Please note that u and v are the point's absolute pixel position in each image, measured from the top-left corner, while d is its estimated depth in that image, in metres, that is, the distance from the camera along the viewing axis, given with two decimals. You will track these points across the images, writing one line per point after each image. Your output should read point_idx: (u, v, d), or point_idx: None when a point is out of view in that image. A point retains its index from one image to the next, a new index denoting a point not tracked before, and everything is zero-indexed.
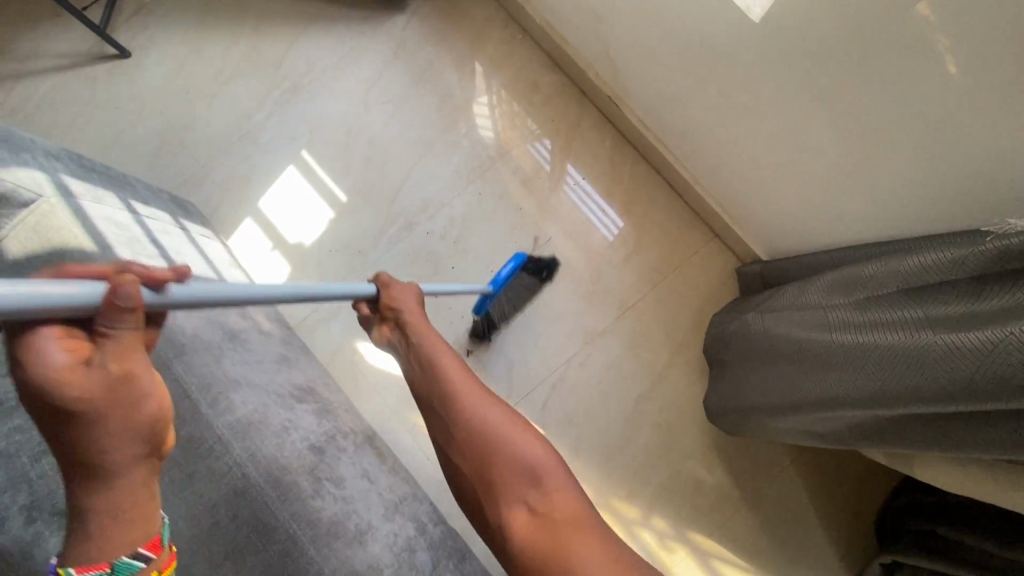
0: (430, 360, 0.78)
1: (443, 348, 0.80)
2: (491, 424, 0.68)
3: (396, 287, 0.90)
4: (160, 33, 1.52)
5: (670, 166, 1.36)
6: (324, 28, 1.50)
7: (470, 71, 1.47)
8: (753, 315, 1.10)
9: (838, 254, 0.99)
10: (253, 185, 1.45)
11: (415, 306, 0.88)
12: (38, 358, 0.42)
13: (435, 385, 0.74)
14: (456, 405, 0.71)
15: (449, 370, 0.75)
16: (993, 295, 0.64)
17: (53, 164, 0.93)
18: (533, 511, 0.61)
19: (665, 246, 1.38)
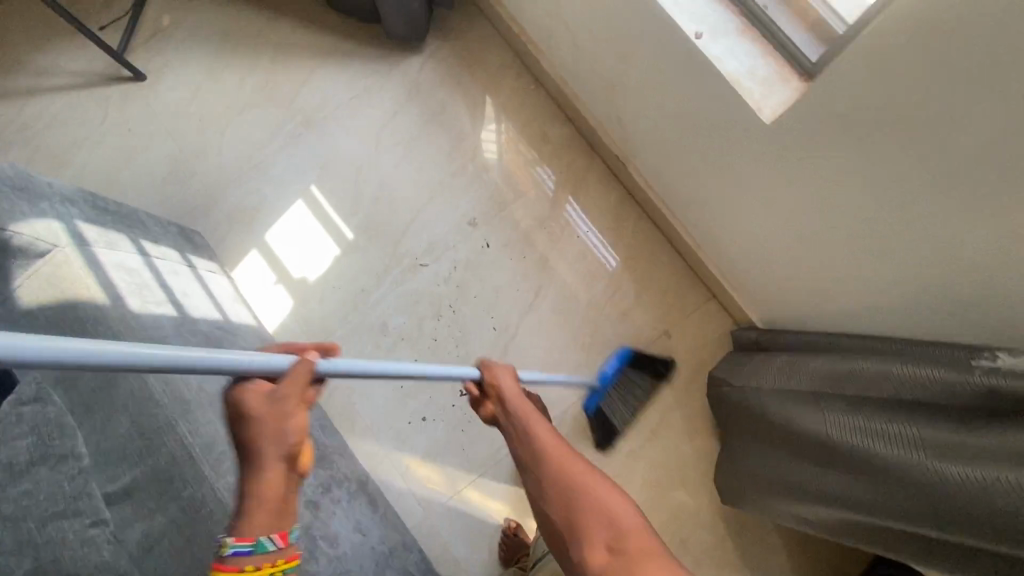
0: (528, 430, 0.82)
1: (592, 473, 0.75)
2: (587, 491, 0.72)
3: (495, 366, 0.91)
4: (177, 59, 1.53)
5: (672, 226, 1.38)
6: (340, 64, 1.51)
7: (481, 118, 1.49)
8: (736, 398, 1.14)
9: (815, 340, 1.05)
10: (261, 216, 1.45)
11: (513, 382, 0.89)
12: (239, 393, 0.59)
13: (533, 457, 0.79)
14: (556, 466, 0.76)
15: (550, 447, 0.79)
16: (977, 431, 0.72)
17: (68, 209, 0.94)
18: (619, 556, 0.63)
19: (665, 303, 1.40)
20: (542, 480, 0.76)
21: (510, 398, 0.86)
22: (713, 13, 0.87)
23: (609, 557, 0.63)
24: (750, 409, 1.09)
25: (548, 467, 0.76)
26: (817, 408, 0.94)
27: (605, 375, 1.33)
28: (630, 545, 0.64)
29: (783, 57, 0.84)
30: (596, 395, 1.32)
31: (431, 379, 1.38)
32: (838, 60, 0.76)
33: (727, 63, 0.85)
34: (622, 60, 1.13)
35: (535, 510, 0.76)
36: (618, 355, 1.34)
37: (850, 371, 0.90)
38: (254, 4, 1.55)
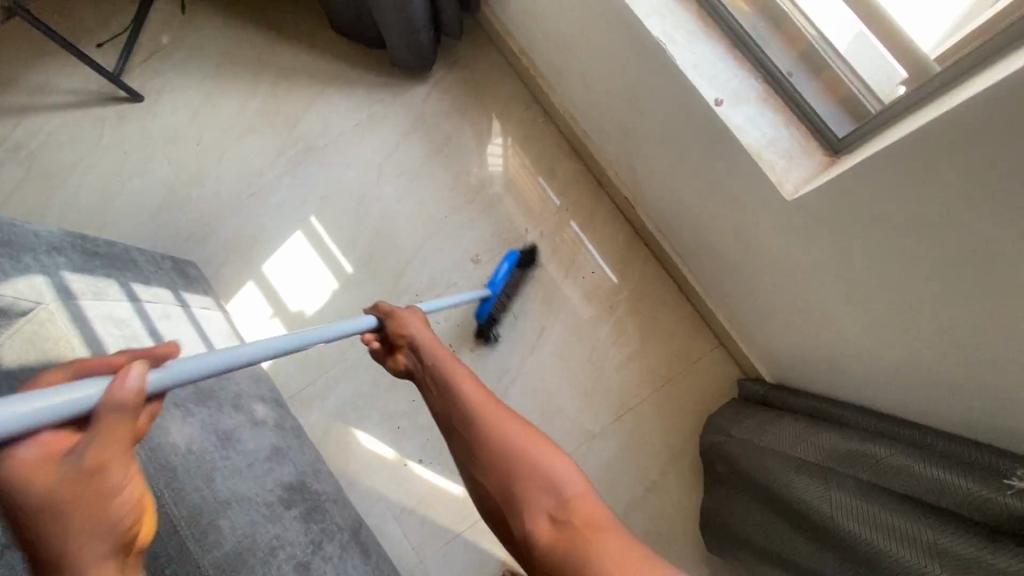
0: (448, 381, 0.77)
1: (491, 420, 0.70)
2: (522, 437, 0.66)
3: (402, 315, 0.90)
4: (175, 80, 1.48)
5: (681, 271, 1.34)
6: (344, 91, 1.47)
7: (487, 151, 1.45)
8: (734, 466, 1.08)
9: (824, 405, 0.99)
10: (258, 247, 1.41)
11: (422, 326, 0.89)
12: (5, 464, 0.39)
13: (450, 402, 0.75)
14: (471, 420, 0.71)
15: (466, 395, 0.74)
16: (999, 554, 0.66)
17: (54, 259, 0.91)
18: (561, 527, 0.57)
19: (672, 350, 1.35)
20: (464, 435, 0.70)
21: (427, 345, 0.85)
22: (733, 79, 0.81)
23: (551, 528, 0.57)
24: (747, 470, 1.04)
25: (464, 410, 0.72)
26: (816, 479, 0.90)
27: (496, 276, 1.33)
28: (574, 515, 0.57)
29: (806, 129, 0.79)
30: (488, 304, 1.32)
31: (427, 421, 1.35)
32: (870, 143, 0.71)
33: (749, 133, 0.80)
34: (633, 106, 1.08)
35: (464, 470, 0.69)
36: (504, 258, 1.33)
37: (868, 455, 0.85)
38: (257, 25, 1.51)
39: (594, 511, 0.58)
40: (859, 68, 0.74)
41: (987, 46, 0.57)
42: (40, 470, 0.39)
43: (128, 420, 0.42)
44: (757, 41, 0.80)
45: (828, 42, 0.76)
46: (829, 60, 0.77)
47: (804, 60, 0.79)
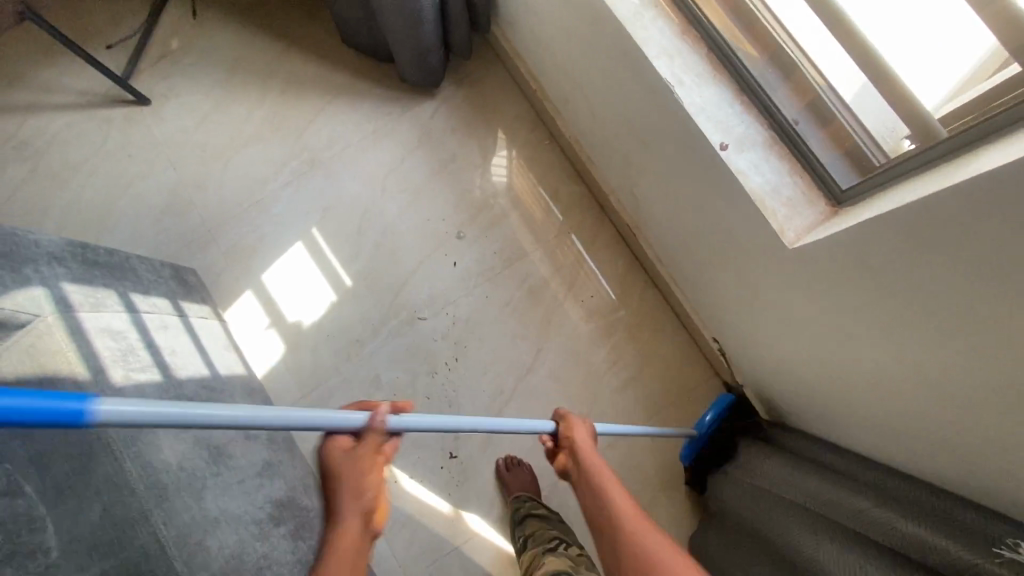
0: (602, 491, 0.79)
1: (644, 535, 0.70)
2: (662, 556, 0.67)
3: (572, 422, 0.93)
4: (183, 85, 1.49)
5: (679, 300, 1.34)
6: (351, 104, 1.47)
7: (492, 165, 1.45)
8: (750, 493, 1.07)
9: (829, 458, 0.98)
10: (258, 256, 1.41)
11: (589, 439, 0.90)
12: (332, 448, 0.72)
13: (595, 502, 0.79)
14: (619, 533, 0.72)
15: (621, 502, 0.77)
16: None
17: (53, 270, 0.91)
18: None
19: (667, 378, 1.35)
20: (608, 552, 0.71)
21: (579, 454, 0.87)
22: (739, 125, 0.82)
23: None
24: (752, 511, 1.04)
25: (618, 519, 0.74)
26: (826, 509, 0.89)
27: (703, 423, 1.25)
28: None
29: (810, 178, 0.80)
30: (691, 445, 1.25)
31: (420, 439, 1.35)
32: (876, 199, 0.71)
33: (753, 179, 0.81)
34: (639, 139, 1.08)
35: None
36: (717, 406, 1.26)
37: (862, 510, 0.84)
38: (268, 34, 1.52)
39: None
40: (867, 123, 0.74)
41: (996, 115, 0.57)
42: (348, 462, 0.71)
43: (374, 439, 0.70)
44: (766, 88, 0.81)
45: (836, 93, 0.76)
46: (836, 112, 0.77)
47: (811, 110, 0.80)
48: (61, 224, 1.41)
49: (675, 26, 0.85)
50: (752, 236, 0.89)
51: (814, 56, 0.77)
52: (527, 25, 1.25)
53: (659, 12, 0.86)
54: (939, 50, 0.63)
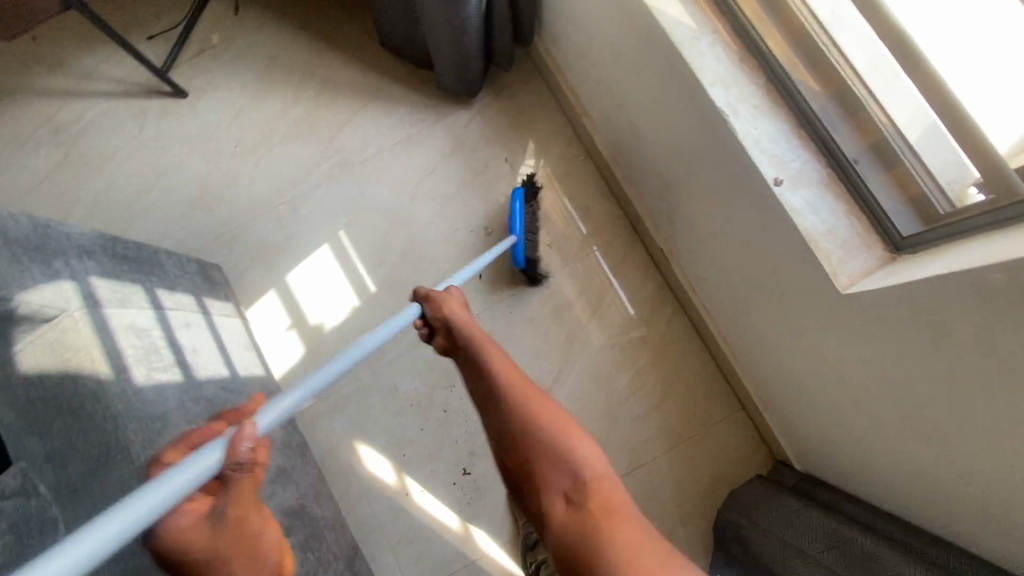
0: (485, 365, 0.84)
1: (523, 399, 0.79)
2: (563, 432, 0.75)
3: (441, 296, 0.91)
4: (221, 80, 1.48)
5: (708, 328, 1.30)
6: (387, 107, 1.46)
7: (518, 172, 1.43)
8: (765, 518, 1.05)
9: (852, 510, 1.00)
10: (284, 255, 1.40)
11: (463, 310, 0.91)
12: (174, 534, 0.60)
13: (485, 382, 0.82)
14: (507, 400, 0.79)
15: (501, 369, 0.83)
16: None
17: (84, 262, 0.90)
18: (579, 509, 0.67)
19: (691, 408, 1.31)
20: (501, 420, 0.78)
21: (457, 325, 0.89)
22: (795, 160, 0.79)
23: (569, 511, 0.68)
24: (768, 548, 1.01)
25: (502, 385, 0.81)
26: (868, 563, 0.88)
27: (512, 212, 1.32)
28: (592, 493, 0.69)
29: (868, 221, 0.76)
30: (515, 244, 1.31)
31: (434, 452, 1.32)
32: (940, 252, 0.68)
33: (807, 219, 0.77)
34: (683, 165, 1.05)
35: (495, 445, 0.79)
36: (514, 196, 1.32)
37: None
38: (307, 33, 1.51)
39: (611, 489, 0.69)
40: (937, 170, 0.70)
41: None
42: (193, 532, 0.61)
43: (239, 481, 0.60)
44: (828, 123, 0.77)
45: (902, 136, 0.72)
46: (901, 155, 0.73)
47: (874, 151, 0.75)
48: (92, 211, 1.42)
49: (733, 54, 0.82)
50: (801, 276, 0.85)
51: (883, 96, 0.73)
52: (572, 39, 1.22)
53: (717, 38, 0.83)
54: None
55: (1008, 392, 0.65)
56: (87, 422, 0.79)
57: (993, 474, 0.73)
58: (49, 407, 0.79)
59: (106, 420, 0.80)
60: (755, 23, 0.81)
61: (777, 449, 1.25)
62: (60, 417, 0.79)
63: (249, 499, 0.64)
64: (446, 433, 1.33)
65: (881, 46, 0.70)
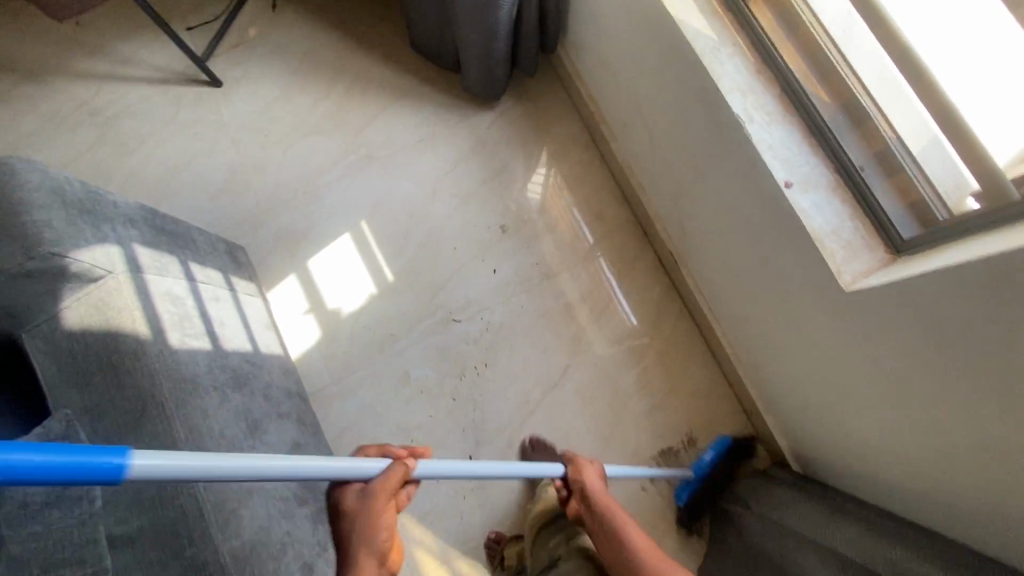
0: (615, 533, 0.91)
1: (639, 536, 0.90)
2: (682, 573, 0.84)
3: (582, 463, 1.03)
4: (255, 72, 1.55)
5: (712, 331, 1.35)
6: (413, 106, 1.52)
7: (530, 180, 1.49)
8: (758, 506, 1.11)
9: (840, 503, 1.03)
10: (307, 243, 1.45)
11: (598, 479, 1.02)
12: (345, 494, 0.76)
13: (613, 542, 0.90)
14: (631, 556, 0.87)
15: (631, 539, 0.89)
16: None
17: (128, 230, 0.95)
18: None
19: (693, 407, 1.35)
20: None
21: (583, 487, 0.99)
22: (805, 165, 0.84)
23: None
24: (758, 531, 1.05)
25: (630, 546, 0.89)
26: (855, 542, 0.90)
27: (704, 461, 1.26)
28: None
29: (871, 225, 0.82)
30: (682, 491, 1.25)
31: (442, 439, 1.35)
32: (936, 253, 0.73)
33: (815, 219, 0.82)
34: (696, 171, 1.10)
35: None
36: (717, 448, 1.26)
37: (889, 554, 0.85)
38: (340, 33, 1.58)
39: None
40: (937, 178, 0.75)
41: None
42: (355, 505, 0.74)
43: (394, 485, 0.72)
44: (836, 132, 0.83)
45: (905, 146, 0.77)
46: (904, 164, 0.78)
47: (879, 159, 0.81)
48: (123, 190, 1.47)
49: (750, 65, 0.88)
50: (805, 275, 0.90)
51: (888, 108, 0.78)
52: (595, 50, 1.28)
53: (736, 50, 0.89)
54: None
55: (996, 382, 0.69)
56: (125, 378, 0.84)
57: (979, 466, 0.78)
58: (89, 361, 0.84)
59: (143, 377, 0.84)
60: (772, 37, 0.87)
61: (775, 450, 1.29)
62: (100, 372, 0.83)
63: (383, 496, 0.72)
64: (455, 421, 1.36)
65: (886, 59, 0.75)
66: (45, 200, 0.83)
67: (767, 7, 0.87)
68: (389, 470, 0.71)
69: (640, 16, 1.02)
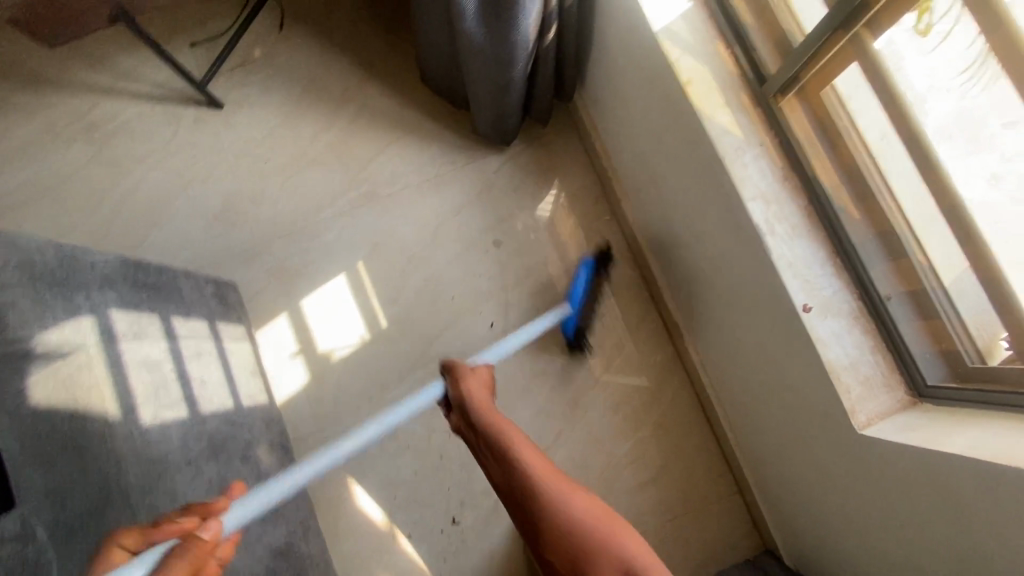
0: (514, 458, 0.79)
1: (563, 505, 0.72)
2: (598, 520, 0.70)
3: (463, 372, 0.94)
4: (258, 96, 1.49)
5: (712, 406, 1.29)
6: (419, 143, 1.46)
7: (539, 212, 1.43)
8: None
9: None
10: (300, 280, 1.40)
11: (483, 388, 0.93)
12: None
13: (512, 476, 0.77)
14: (540, 497, 0.74)
15: (529, 458, 0.78)
16: None
17: (104, 294, 0.91)
18: None
19: (687, 484, 1.29)
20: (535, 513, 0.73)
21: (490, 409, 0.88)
22: (827, 288, 0.78)
23: None
24: None
25: (535, 475, 0.76)
26: None
27: (579, 282, 1.32)
28: None
29: (893, 362, 0.76)
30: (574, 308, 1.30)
31: (426, 497, 1.31)
32: (968, 418, 0.68)
33: (833, 350, 0.76)
34: (708, 257, 1.04)
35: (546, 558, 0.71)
36: (585, 267, 1.32)
37: None
38: (348, 59, 1.51)
39: (658, 574, 0.65)
40: (974, 331, 0.68)
41: None
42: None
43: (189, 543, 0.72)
44: (865, 258, 0.76)
45: (944, 288, 0.70)
46: (939, 307, 0.71)
47: (912, 295, 0.74)
48: (114, 214, 1.42)
49: (777, 170, 0.81)
50: (816, 401, 0.84)
51: (926, 242, 0.71)
52: (611, 107, 1.21)
53: (762, 152, 0.82)
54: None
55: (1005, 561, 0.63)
56: (91, 463, 0.79)
57: None
58: None
59: (111, 462, 0.80)
60: (803, 144, 0.79)
61: (769, 538, 1.24)
62: None
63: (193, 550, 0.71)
64: (440, 479, 1.32)
65: (934, 204, 0.68)
66: (13, 275, 0.78)
67: (802, 108, 0.80)
68: (182, 547, 0.71)
69: (661, 94, 0.95)
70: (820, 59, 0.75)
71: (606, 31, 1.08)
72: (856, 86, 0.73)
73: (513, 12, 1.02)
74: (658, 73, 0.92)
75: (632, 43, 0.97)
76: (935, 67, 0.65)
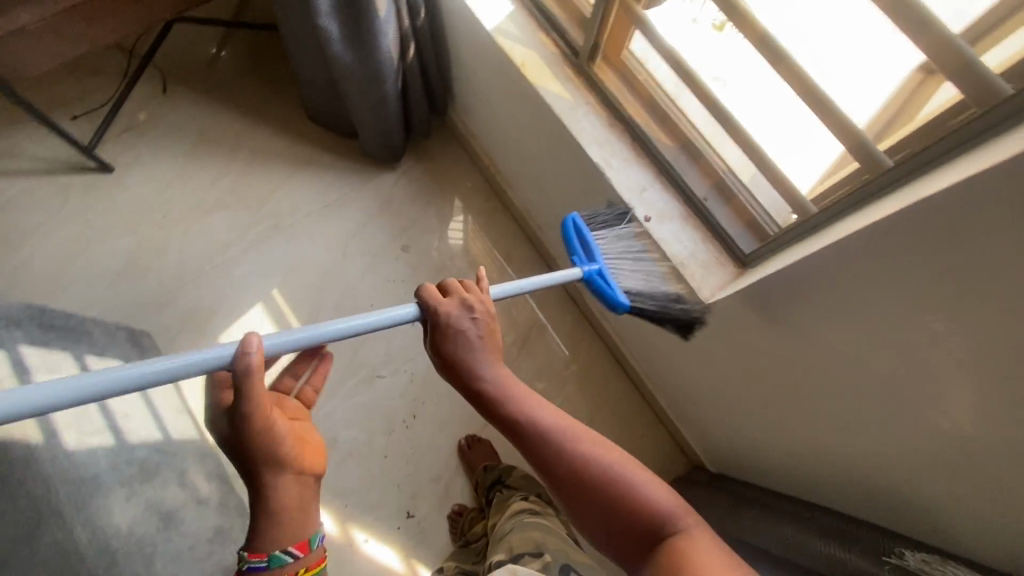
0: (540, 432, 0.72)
1: (599, 474, 0.69)
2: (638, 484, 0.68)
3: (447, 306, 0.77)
4: (150, 155, 1.55)
5: (621, 351, 1.45)
6: (317, 174, 1.58)
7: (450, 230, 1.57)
8: None
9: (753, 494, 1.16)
10: (216, 318, 1.43)
11: (484, 326, 0.78)
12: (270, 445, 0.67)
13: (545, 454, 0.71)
14: (577, 470, 0.70)
15: (552, 433, 0.72)
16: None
17: (11, 331, 0.92)
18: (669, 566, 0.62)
19: (616, 425, 1.42)
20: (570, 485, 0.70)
21: (489, 320, 0.78)
22: (658, 201, 0.98)
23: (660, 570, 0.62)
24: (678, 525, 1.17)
25: (559, 447, 0.71)
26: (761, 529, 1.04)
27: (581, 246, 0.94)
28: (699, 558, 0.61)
29: (719, 246, 0.96)
30: (609, 279, 0.91)
31: (377, 498, 1.34)
32: (828, 231, 0.78)
33: (674, 247, 0.95)
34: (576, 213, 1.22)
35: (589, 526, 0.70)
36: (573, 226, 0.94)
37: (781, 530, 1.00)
38: (236, 110, 1.62)
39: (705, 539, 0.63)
40: (763, 203, 0.90)
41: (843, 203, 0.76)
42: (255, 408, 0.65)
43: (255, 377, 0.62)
44: (680, 172, 0.98)
45: (735, 176, 0.93)
46: (735, 191, 0.93)
47: (717, 189, 0.96)
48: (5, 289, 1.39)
49: (603, 121, 1.02)
50: None
51: (718, 146, 0.93)
52: (479, 110, 1.41)
53: (590, 109, 1.03)
54: (898, 78, 0.68)
55: None
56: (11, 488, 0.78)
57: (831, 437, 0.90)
58: None
59: (36, 483, 0.80)
60: (618, 97, 1.01)
61: (692, 454, 1.40)
62: None
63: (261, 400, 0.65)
64: (389, 477, 1.36)
65: (706, 116, 0.93)
66: None
67: (611, 70, 1.02)
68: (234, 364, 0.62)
69: (507, 82, 1.14)
70: (607, 21, 0.96)
71: (457, 46, 1.29)
72: (643, 49, 0.97)
73: (372, 34, 1.18)
74: (500, 66, 1.12)
75: (476, 47, 1.17)
76: (692, 36, 0.90)
